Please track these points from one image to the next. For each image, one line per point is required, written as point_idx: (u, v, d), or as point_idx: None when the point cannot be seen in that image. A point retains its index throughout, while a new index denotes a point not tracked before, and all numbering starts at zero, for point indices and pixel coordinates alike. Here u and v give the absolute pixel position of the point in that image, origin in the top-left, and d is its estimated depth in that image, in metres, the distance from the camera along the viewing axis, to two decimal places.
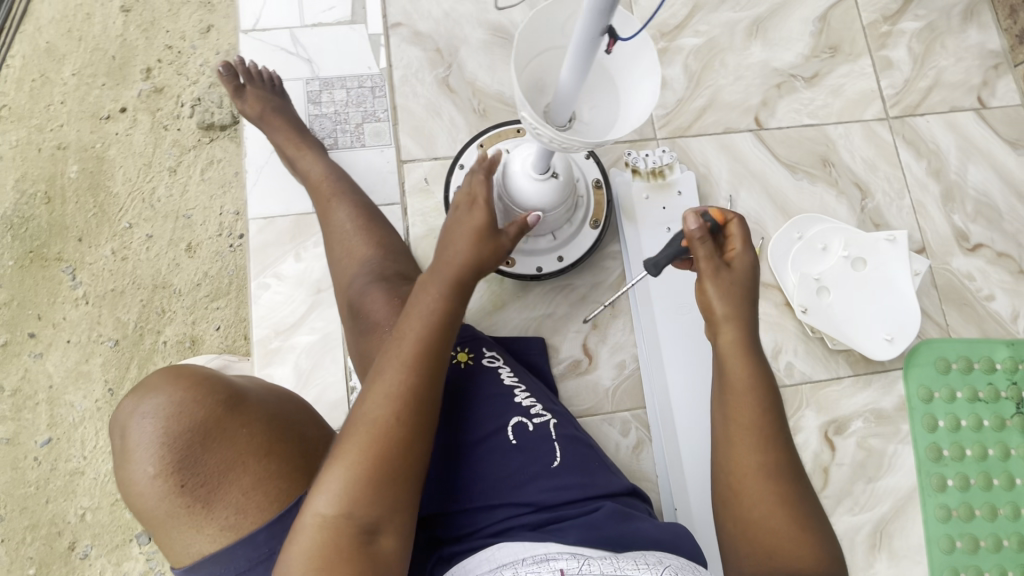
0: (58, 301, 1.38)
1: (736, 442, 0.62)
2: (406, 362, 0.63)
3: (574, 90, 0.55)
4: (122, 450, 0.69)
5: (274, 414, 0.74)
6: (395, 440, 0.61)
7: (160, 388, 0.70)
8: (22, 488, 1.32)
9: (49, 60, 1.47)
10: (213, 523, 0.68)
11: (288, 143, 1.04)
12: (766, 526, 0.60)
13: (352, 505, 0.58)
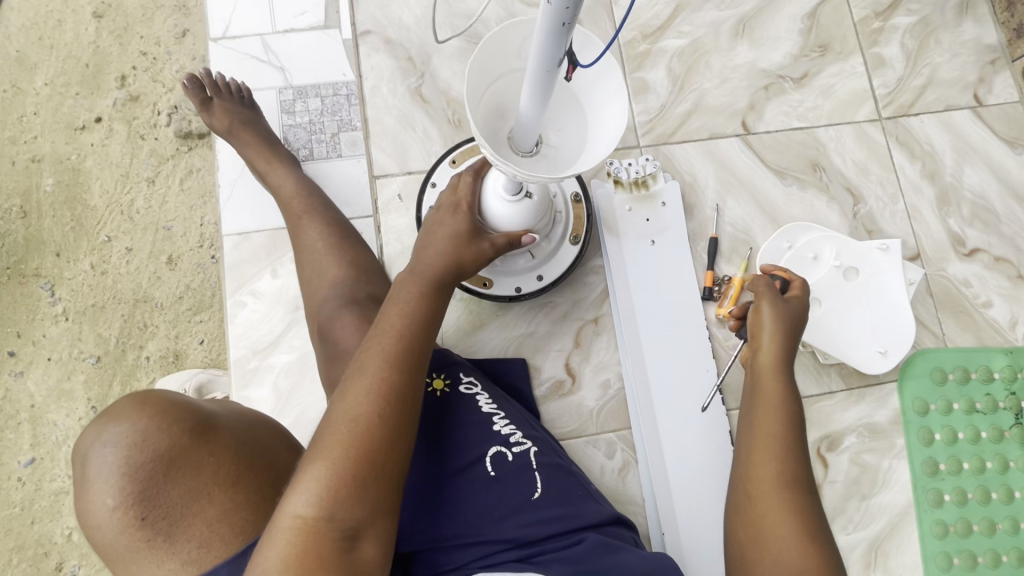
0: (38, 317, 1.35)
1: (757, 453, 0.62)
2: (388, 356, 0.60)
3: (532, 119, 0.54)
4: (77, 480, 0.61)
5: (244, 441, 0.68)
6: (378, 436, 0.56)
7: (120, 414, 0.62)
8: (7, 509, 1.30)
9: (20, 69, 1.42)
10: (174, 558, 0.61)
11: (258, 157, 1.00)
12: (775, 534, 0.58)
13: (335, 504, 0.53)
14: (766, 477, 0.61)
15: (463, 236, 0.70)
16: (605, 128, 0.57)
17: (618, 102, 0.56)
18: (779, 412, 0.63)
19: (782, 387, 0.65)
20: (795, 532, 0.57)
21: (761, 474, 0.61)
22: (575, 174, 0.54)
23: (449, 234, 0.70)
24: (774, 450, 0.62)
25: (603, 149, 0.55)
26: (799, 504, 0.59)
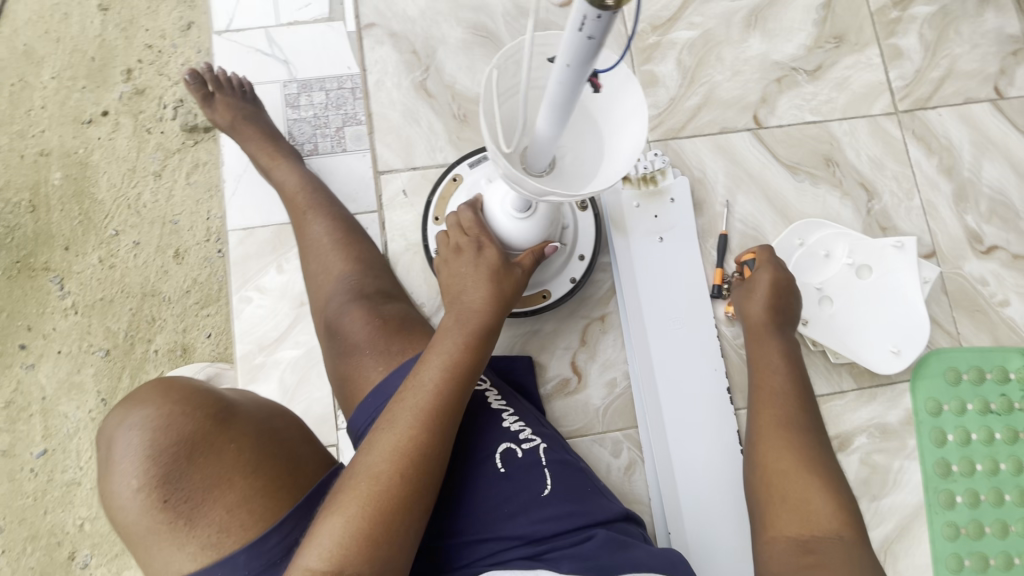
0: (48, 311, 1.36)
1: (759, 406, 0.73)
2: (416, 418, 0.62)
3: (552, 141, 0.52)
4: (107, 463, 0.66)
5: (263, 431, 0.71)
6: (394, 497, 0.59)
7: (148, 401, 0.67)
8: (20, 499, 1.32)
9: (27, 63, 1.42)
10: (193, 541, 0.64)
11: (261, 152, 0.99)
12: (778, 468, 0.67)
13: (347, 559, 0.56)
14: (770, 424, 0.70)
15: (491, 280, 0.71)
16: (628, 132, 0.55)
17: (637, 102, 0.54)
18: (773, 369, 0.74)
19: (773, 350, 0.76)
20: (799, 468, 0.66)
21: (763, 422, 0.71)
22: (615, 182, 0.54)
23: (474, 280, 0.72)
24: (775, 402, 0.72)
25: (631, 156, 0.54)
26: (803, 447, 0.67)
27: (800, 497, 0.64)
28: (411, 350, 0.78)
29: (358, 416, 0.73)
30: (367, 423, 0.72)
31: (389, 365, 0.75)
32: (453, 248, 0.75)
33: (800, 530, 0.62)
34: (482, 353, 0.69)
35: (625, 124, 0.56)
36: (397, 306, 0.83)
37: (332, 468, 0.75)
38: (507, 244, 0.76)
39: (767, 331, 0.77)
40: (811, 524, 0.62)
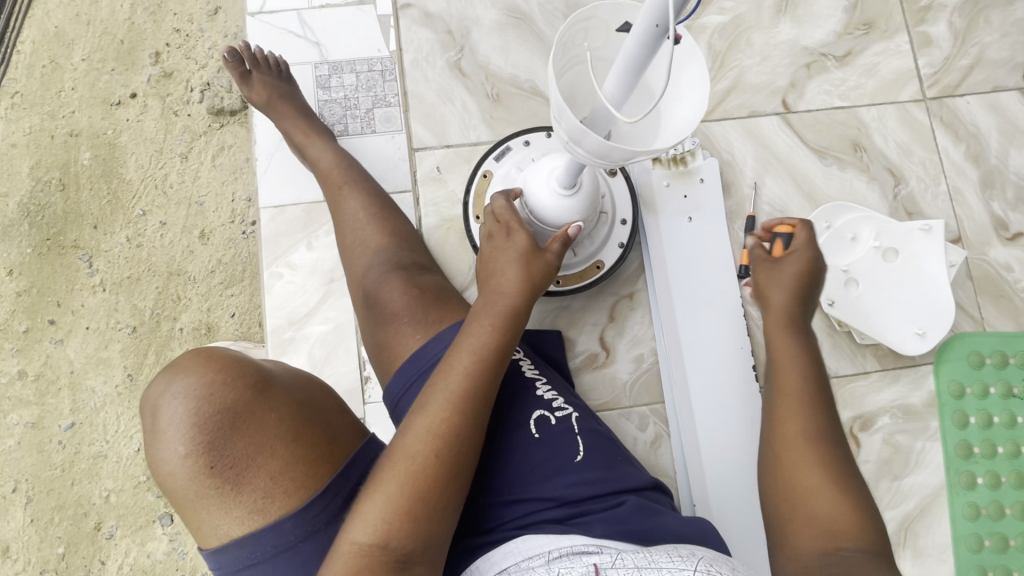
0: (76, 288, 1.39)
1: (781, 410, 0.63)
2: (451, 399, 0.62)
3: (619, 105, 0.48)
4: (150, 430, 0.65)
5: (303, 400, 0.70)
6: (433, 477, 0.59)
7: (190, 368, 0.66)
8: (48, 471, 1.35)
9: (58, 45, 1.45)
10: (241, 505, 0.63)
11: (296, 130, 1.01)
12: (807, 488, 0.59)
13: (391, 534, 0.57)
14: (793, 434, 0.62)
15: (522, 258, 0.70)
16: (687, 81, 0.49)
17: (689, 48, 0.48)
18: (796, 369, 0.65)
19: (800, 349, 0.65)
20: (825, 482, 0.59)
21: (787, 431, 0.62)
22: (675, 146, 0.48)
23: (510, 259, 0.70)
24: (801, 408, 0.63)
25: (699, 102, 0.48)
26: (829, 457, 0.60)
27: (822, 513, 0.58)
28: (448, 317, 0.79)
29: (395, 382, 0.75)
30: (405, 388, 0.74)
31: (426, 334, 0.77)
32: (486, 236, 0.74)
33: (821, 551, 0.56)
34: (515, 333, 0.67)
35: (681, 74, 0.49)
36: (432, 278, 0.86)
37: (367, 437, 0.74)
38: (555, 223, 0.76)
39: (793, 324, 0.67)
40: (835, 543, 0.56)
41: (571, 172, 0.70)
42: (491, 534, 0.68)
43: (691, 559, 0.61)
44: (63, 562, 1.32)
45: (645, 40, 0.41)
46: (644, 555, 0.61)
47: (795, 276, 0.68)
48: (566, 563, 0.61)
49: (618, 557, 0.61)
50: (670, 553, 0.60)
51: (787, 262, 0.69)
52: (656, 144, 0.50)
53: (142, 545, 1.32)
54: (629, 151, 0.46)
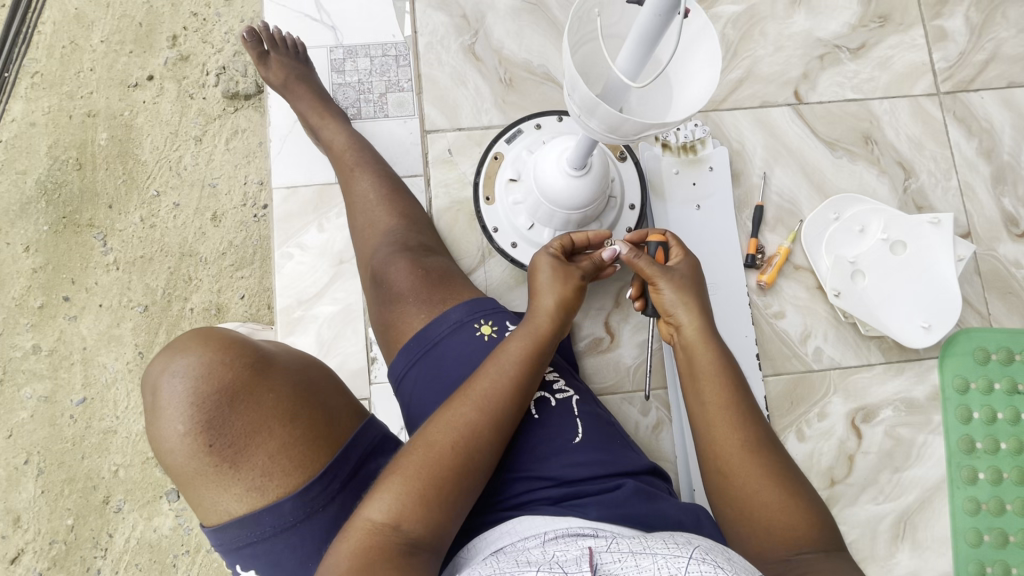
0: (91, 265, 1.41)
1: (717, 428, 0.63)
2: (481, 397, 0.64)
3: (631, 80, 0.48)
4: (150, 408, 0.65)
5: (301, 381, 0.69)
6: (455, 466, 0.60)
7: (189, 347, 0.65)
8: (59, 444, 1.38)
9: (78, 27, 1.47)
10: (238, 483, 0.63)
11: (310, 111, 1.02)
12: (760, 500, 0.59)
13: (405, 515, 0.57)
14: (734, 448, 0.61)
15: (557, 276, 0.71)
16: (699, 56, 0.49)
17: (702, 23, 0.48)
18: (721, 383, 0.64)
19: (718, 360, 0.65)
20: (778, 489, 0.59)
21: (726, 447, 0.62)
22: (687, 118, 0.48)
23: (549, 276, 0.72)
24: (731, 421, 0.63)
25: (711, 76, 0.48)
26: (769, 461, 0.61)
27: (777, 521, 0.58)
28: (451, 300, 0.81)
29: (399, 360, 0.77)
30: (409, 366, 0.76)
31: (430, 313, 0.79)
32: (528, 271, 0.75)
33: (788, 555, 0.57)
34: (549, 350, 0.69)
35: (693, 49, 0.49)
36: (438, 260, 0.87)
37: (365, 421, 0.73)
38: (564, 202, 0.76)
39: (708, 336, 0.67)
40: (799, 545, 0.57)
41: (582, 151, 0.70)
42: (491, 513, 0.69)
43: (687, 546, 0.54)
44: (72, 534, 1.34)
45: (658, 12, 0.42)
46: (639, 540, 0.56)
47: (694, 284, 0.70)
48: (561, 545, 0.58)
49: (612, 541, 0.57)
50: (665, 540, 0.55)
51: (682, 274, 0.70)
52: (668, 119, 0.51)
53: (149, 518, 1.34)
54: (641, 124, 0.47)
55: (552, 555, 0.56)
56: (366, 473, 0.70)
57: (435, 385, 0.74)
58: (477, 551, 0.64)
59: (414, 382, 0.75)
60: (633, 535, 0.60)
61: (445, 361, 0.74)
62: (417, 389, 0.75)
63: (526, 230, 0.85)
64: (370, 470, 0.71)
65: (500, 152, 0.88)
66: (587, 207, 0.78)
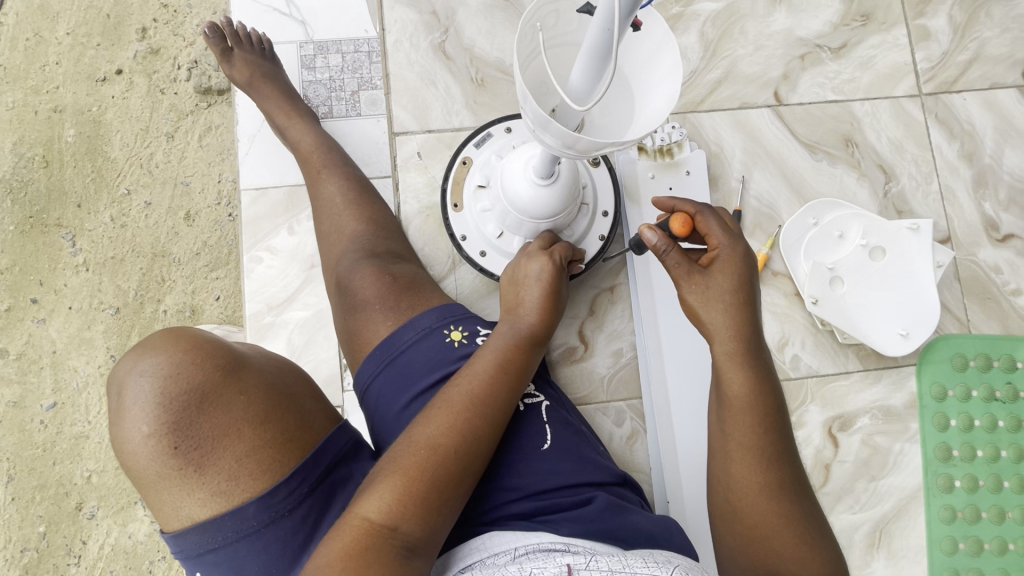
0: (59, 267, 1.37)
1: (738, 459, 0.60)
2: (478, 394, 0.62)
3: (587, 95, 0.46)
4: (113, 407, 0.60)
5: (274, 384, 0.65)
6: (454, 466, 0.58)
7: (157, 345, 0.61)
8: (30, 450, 1.34)
9: (42, 18, 1.41)
10: (204, 487, 0.59)
11: (277, 111, 0.98)
12: (771, 545, 0.58)
13: (403, 516, 0.55)
14: (753, 485, 0.59)
15: (552, 278, 0.72)
16: (661, 69, 0.47)
17: (662, 34, 0.45)
18: (752, 419, 0.60)
19: (750, 382, 0.60)
20: (791, 525, 0.58)
21: (745, 481, 0.59)
22: (646, 135, 0.45)
23: (535, 278, 0.72)
24: (757, 453, 0.59)
25: (670, 92, 0.46)
26: (788, 491, 0.59)
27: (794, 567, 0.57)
28: (421, 305, 0.77)
29: (365, 368, 0.73)
30: (375, 374, 0.73)
31: (398, 320, 0.75)
32: (513, 278, 0.74)
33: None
34: (538, 348, 0.69)
35: (655, 61, 0.47)
36: (407, 267, 0.83)
37: (340, 424, 0.69)
38: (533, 212, 0.74)
39: (746, 350, 0.61)
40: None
41: (548, 162, 0.67)
42: (460, 529, 0.66)
43: (668, 564, 0.57)
44: (44, 541, 1.31)
45: (607, 27, 0.39)
46: (618, 559, 0.57)
47: (740, 288, 0.62)
48: (538, 562, 0.57)
49: (591, 558, 0.56)
50: (645, 560, 0.57)
51: (718, 279, 0.63)
52: (627, 134, 0.48)
53: (123, 525, 1.31)
54: (595, 143, 0.44)
55: (530, 573, 0.55)
56: (338, 476, 0.65)
57: (402, 397, 0.71)
58: (448, 567, 0.62)
59: (379, 392, 0.72)
60: (608, 551, 0.59)
61: (412, 369, 0.71)
62: (382, 399, 0.72)
63: (495, 239, 0.82)
64: (340, 475, 0.66)
65: (469, 157, 0.85)
66: (557, 215, 0.75)
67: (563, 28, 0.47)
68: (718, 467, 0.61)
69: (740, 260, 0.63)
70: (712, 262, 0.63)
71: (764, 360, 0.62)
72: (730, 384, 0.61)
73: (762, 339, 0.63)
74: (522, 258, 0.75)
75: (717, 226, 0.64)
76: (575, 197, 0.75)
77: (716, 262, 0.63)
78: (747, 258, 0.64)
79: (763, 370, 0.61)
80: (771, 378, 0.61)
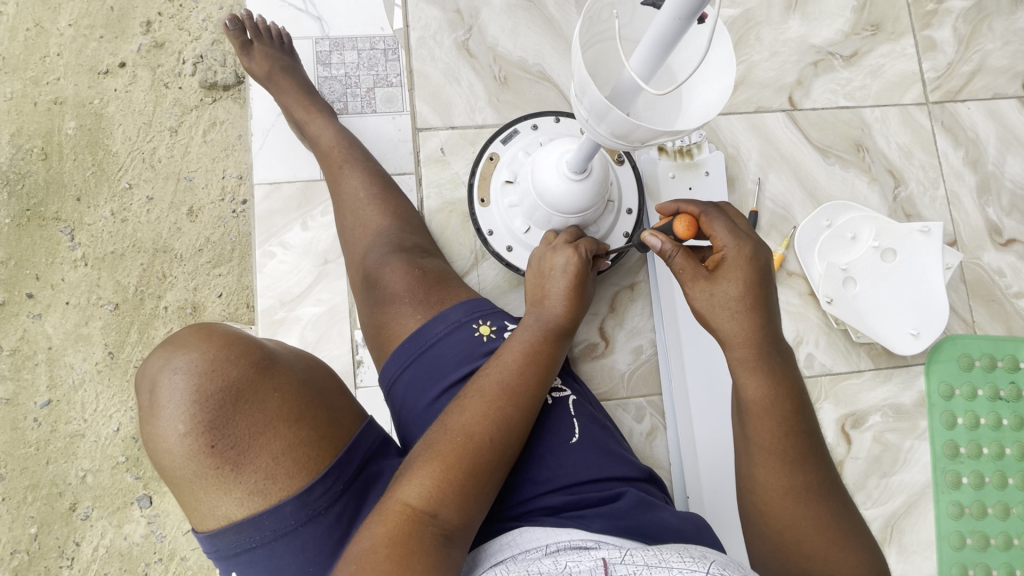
0: (56, 261, 1.24)
1: (763, 462, 0.59)
2: (509, 385, 0.62)
3: (642, 85, 0.47)
4: (146, 407, 0.59)
5: (306, 381, 0.64)
6: (488, 454, 0.59)
7: (189, 343, 0.60)
8: (22, 448, 1.21)
9: (43, 8, 1.27)
10: (241, 486, 0.58)
11: (296, 105, 0.97)
12: (803, 547, 0.57)
13: (442, 503, 0.55)
14: (778, 487, 0.58)
15: (578, 271, 0.72)
16: (713, 62, 0.48)
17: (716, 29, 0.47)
18: (775, 421, 0.58)
19: (769, 385, 0.59)
20: (821, 529, 0.57)
21: (771, 485, 0.58)
22: (700, 126, 0.47)
23: (561, 271, 0.73)
24: (780, 457, 0.58)
25: (724, 85, 0.47)
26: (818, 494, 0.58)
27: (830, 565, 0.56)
28: (450, 299, 0.77)
29: (392, 362, 0.73)
30: (403, 368, 0.72)
31: (427, 314, 0.75)
32: (538, 271, 0.75)
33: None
34: (565, 340, 0.70)
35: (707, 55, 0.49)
36: (434, 261, 0.83)
37: (369, 421, 0.68)
38: (563, 206, 0.75)
39: (761, 353, 0.59)
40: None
41: (584, 157, 0.69)
42: (490, 524, 0.66)
43: (704, 560, 0.53)
44: (35, 543, 1.20)
45: (678, 17, 0.41)
46: (653, 552, 0.55)
47: (749, 289, 0.60)
48: (572, 556, 0.56)
49: (626, 552, 0.56)
50: (681, 553, 0.54)
51: (722, 284, 0.61)
52: (678, 124, 0.50)
53: (119, 526, 1.20)
54: (652, 131, 0.46)
55: (565, 566, 0.55)
56: (371, 473, 0.65)
57: (431, 390, 0.71)
58: (477, 564, 0.61)
59: (407, 386, 0.72)
60: (640, 546, 0.58)
61: (442, 362, 0.71)
62: (410, 393, 0.72)
63: (522, 234, 0.83)
64: (373, 470, 0.66)
65: (496, 153, 0.86)
66: (587, 211, 0.76)
67: (622, 21, 0.49)
68: (743, 469, 0.60)
69: (751, 262, 0.61)
70: (717, 265, 0.61)
71: (783, 358, 0.60)
72: (749, 389, 0.60)
73: (781, 339, 0.61)
74: (544, 251, 0.76)
75: (725, 228, 0.62)
76: (604, 195, 0.76)
77: (720, 266, 0.61)
78: (756, 257, 0.61)
79: (784, 372, 0.59)
80: (793, 379, 0.59)
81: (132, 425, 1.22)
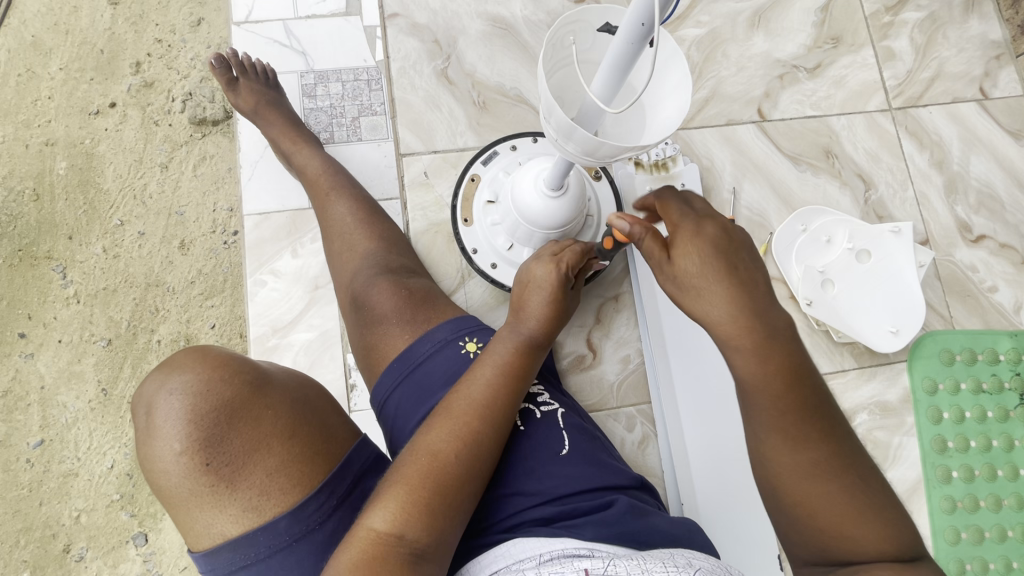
0: (48, 300, 1.25)
1: (768, 439, 0.54)
2: (478, 403, 0.64)
3: (604, 105, 0.51)
4: (142, 428, 0.60)
5: (299, 399, 0.65)
6: (455, 473, 0.59)
7: (184, 364, 0.62)
8: (15, 490, 1.20)
9: (34, 53, 1.31)
10: (235, 504, 0.59)
11: (283, 136, 1.00)
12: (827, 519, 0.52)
13: (409, 524, 0.56)
14: (788, 465, 0.54)
15: (558, 288, 0.72)
16: (671, 81, 0.52)
17: (672, 51, 0.51)
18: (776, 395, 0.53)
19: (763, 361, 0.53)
20: (838, 507, 0.52)
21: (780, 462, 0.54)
22: (661, 141, 0.50)
23: (540, 285, 0.73)
24: (785, 434, 0.53)
25: (681, 101, 0.50)
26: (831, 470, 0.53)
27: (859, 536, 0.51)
28: (436, 318, 0.79)
29: (384, 381, 0.74)
30: (393, 387, 0.73)
31: (415, 333, 0.77)
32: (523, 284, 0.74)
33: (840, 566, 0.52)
34: (539, 355, 0.71)
35: (665, 75, 0.52)
36: (422, 281, 0.85)
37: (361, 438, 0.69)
38: (542, 221, 0.78)
39: (745, 325, 0.53)
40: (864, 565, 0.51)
41: (558, 174, 0.72)
42: (484, 535, 0.66)
43: (689, 568, 0.55)
44: None
45: (629, 42, 0.44)
46: (637, 563, 0.55)
47: (719, 262, 0.54)
48: (558, 568, 0.57)
49: (610, 562, 0.56)
50: (665, 562, 0.55)
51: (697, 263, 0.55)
52: (643, 140, 0.53)
53: (114, 567, 1.17)
54: (616, 147, 0.49)
55: None
56: (364, 489, 0.65)
57: (422, 405, 0.71)
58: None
59: (398, 404, 0.73)
60: (630, 555, 0.58)
61: (431, 380, 0.72)
62: (401, 412, 0.72)
63: (505, 250, 0.87)
64: (367, 487, 0.66)
65: (478, 175, 0.91)
66: (567, 225, 0.79)
67: (583, 48, 0.53)
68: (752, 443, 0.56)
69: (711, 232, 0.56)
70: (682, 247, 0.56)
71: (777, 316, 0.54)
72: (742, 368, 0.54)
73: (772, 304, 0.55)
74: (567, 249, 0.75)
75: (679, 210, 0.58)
76: (580, 211, 0.80)
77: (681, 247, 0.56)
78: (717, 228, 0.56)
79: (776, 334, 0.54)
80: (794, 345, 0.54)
81: (127, 460, 1.21)
